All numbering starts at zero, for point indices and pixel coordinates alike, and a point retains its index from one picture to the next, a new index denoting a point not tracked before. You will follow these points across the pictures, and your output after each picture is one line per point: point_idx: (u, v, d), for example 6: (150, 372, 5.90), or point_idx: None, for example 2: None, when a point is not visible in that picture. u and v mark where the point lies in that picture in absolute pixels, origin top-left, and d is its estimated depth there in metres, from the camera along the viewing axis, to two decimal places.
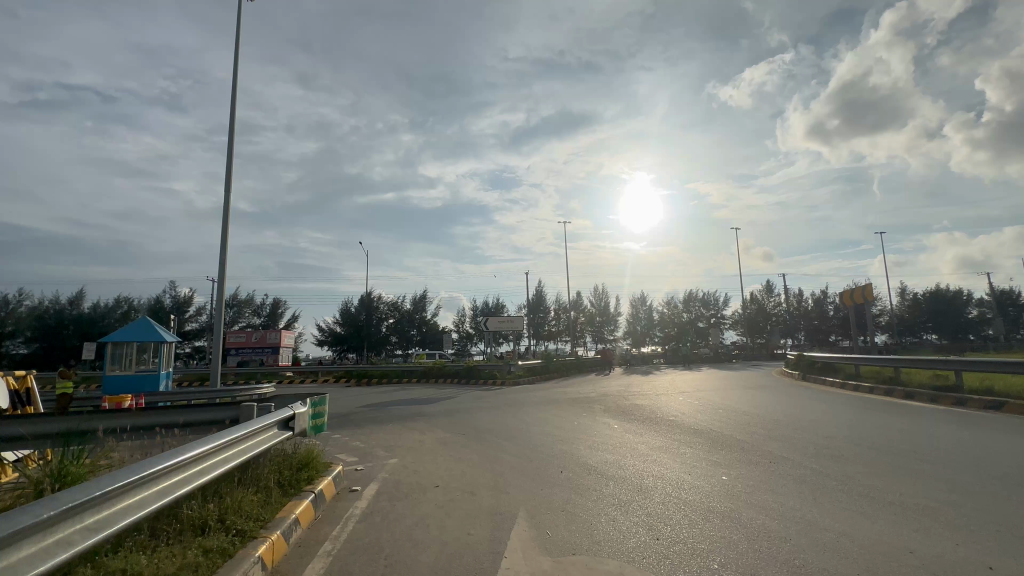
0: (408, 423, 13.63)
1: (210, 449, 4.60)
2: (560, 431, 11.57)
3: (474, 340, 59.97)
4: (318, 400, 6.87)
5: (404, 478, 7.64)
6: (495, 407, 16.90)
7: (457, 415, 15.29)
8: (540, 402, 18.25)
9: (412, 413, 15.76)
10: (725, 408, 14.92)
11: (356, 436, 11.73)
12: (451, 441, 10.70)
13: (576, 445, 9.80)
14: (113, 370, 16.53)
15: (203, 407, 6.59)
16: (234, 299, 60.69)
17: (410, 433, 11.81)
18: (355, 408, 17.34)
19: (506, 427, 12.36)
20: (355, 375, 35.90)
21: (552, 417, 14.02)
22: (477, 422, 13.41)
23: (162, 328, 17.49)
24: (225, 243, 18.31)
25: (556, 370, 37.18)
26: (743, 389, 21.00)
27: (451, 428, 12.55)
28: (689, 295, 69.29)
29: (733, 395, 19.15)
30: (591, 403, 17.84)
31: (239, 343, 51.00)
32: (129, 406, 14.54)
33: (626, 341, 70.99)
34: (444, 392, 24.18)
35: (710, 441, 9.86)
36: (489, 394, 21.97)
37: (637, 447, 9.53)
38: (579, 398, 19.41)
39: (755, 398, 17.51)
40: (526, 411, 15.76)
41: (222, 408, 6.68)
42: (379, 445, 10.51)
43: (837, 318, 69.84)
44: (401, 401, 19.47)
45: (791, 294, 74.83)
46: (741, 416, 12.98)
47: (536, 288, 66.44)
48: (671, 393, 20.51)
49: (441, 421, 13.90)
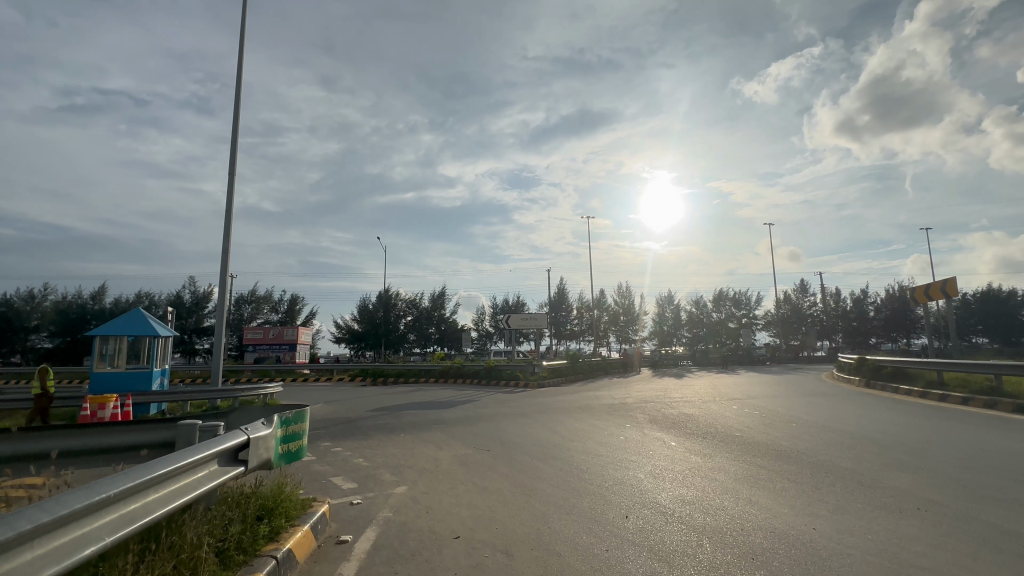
0: (423, 433, 11.69)
1: (81, 511, 2.58)
2: (606, 448, 9.48)
3: (494, 339, 58.04)
4: (290, 416, 4.85)
5: (413, 522, 5.64)
6: (522, 414, 14.83)
7: (479, 422, 13.31)
8: (573, 408, 16.18)
9: (426, 420, 13.78)
10: (794, 420, 12.65)
11: (358, 451, 9.73)
12: (475, 460, 8.69)
13: (633, 471, 7.71)
14: (102, 367, 15.05)
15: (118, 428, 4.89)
16: (252, 295, 60.13)
17: (423, 448, 9.75)
18: (364, 414, 15.47)
19: (539, 441, 10.34)
20: (370, 374, 34.34)
21: (590, 429, 11.94)
22: (503, 433, 11.39)
23: (158, 321, 16.01)
24: (228, 229, 16.77)
25: (582, 371, 34.92)
26: (801, 396, 18.53)
27: (473, 440, 10.54)
28: (720, 294, 66.06)
29: (792, 403, 16.78)
30: (631, 410, 15.73)
31: (256, 339, 50.09)
32: (113, 408, 12.92)
33: (651, 342, 68.08)
34: (464, 394, 22.28)
35: (810, 469, 7.64)
36: (513, 399, 19.83)
37: (715, 475, 7.40)
38: (614, 404, 17.28)
39: (819, 407, 15.22)
40: (558, 419, 13.69)
41: (141, 430, 4.93)
42: (388, 464, 8.51)
43: (878, 320, 65.53)
44: (415, 405, 17.53)
45: (826, 293, 70.84)
46: (824, 433, 10.65)
47: (558, 285, 64.28)
48: (720, 399, 18.21)
49: (463, 431, 11.89)
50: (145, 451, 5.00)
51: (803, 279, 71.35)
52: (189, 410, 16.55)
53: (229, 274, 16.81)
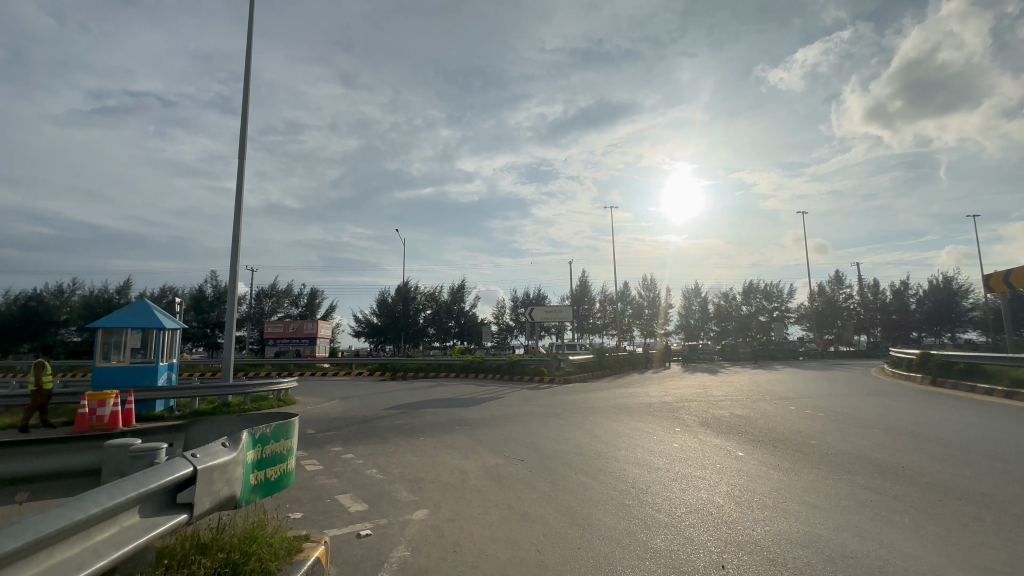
0: (445, 436, 10.39)
1: None
2: (660, 459, 7.99)
3: (515, 333, 56.73)
4: (266, 432, 3.49)
5: (436, 568, 4.27)
6: (552, 415, 13.35)
7: (506, 423, 11.98)
8: (607, 408, 14.64)
9: (447, 420, 12.52)
10: (870, 424, 10.90)
11: (371, 459, 8.45)
12: (509, 473, 7.31)
13: (707, 493, 6.20)
14: (104, 362, 14.15)
15: (17, 454, 4.00)
16: (273, 289, 60.17)
17: (446, 457, 8.38)
18: (380, 412, 14.30)
19: (579, 448, 8.89)
20: (389, 369, 33.44)
21: (634, 433, 10.48)
22: (535, 438, 10.00)
23: (164, 313, 15.10)
24: (238, 216, 15.84)
25: (609, 366, 33.33)
26: (861, 395, 16.63)
27: (502, 446, 9.20)
28: (749, 286, 63.41)
29: (856, 402, 14.91)
30: (674, 410, 14.15)
31: (276, 333, 49.80)
32: (112, 405, 12.01)
33: (677, 335, 65.93)
34: (487, 390, 21.05)
35: (936, 494, 6.02)
36: (539, 396, 18.45)
37: (815, 500, 5.84)
38: (653, 403, 15.74)
39: (890, 408, 13.39)
40: (596, 421, 12.24)
41: (41, 463, 4.05)
42: (406, 478, 7.16)
43: (920, 312, 61.72)
44: (436, 402, 16.31)
45: (863, 285, 67.44)
46: (918, 442, 8.98)
47: (580, 278, 62.51)
48: (769, 397, 16.51)
49: (489, 435, 10.49)
50: (22, 497, 3.97)
51: (838, 270, 67.97)
52: (198, 406, 15.64)
53: (238, 264, 15.85)
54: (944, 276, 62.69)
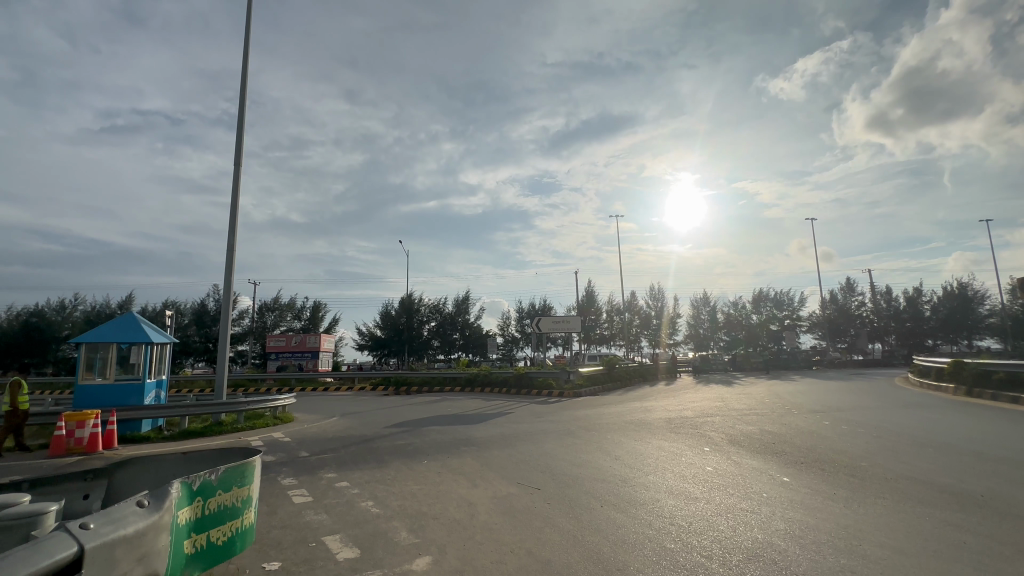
0: (450, 459, 9.40)
1: None
2: (696, 486, 7.00)
3: (521, 345, 55.63)
4: (210, 481, 2.75)
5: None
6: (566, 433, 12.31)
7: (517, 444, 10.96)
8: (625, 425, 13.56)
9: (453, 440, 11.51)
10: (925, 444, 9.76)
11: (368, 488, 7.46)
12: (525, 506, 6.35)
13: (763, 533, 5.21)
14: (88, 379, 13.33)
15: None
16: (276, 303, 59.66)
17: (451, 486, 7.41)
18: (380, 431, 13.29)
19: (601, 474, 7.88)
20: (393, 383, 32.43)
21: (659, 454, 9.47)
22: (550, 461, 9.01)
23: (153, 327, 14.34)
24: (233, 224, 15.17)
25: (619, 379, 32.17)
26: (897, 408, 15.44)
27: (514, 472, 8.22)
28: (759, 295, 62.23)
29: (895, 416, 13.74)
30: (698, 427, 13.05)
31: (279, 347, 48.97)
32: (92, 426, 11.15)
33: (686, 346, 64.68)
34: (494, 405, 20.00)
35: None
36: (550, 412, 17.42)
37: (897, 544, 4.86)
38: (674, 418, 14.66)
39: (939, 423, 12.22)
40: (615, 440, 11.21)
41: None
42: (406, 513, 6.19)
43: (936, 319, 60.09)
44: (441, 420, 15.28)
45: (876, 292, 66.00)
46: (987, 464, 7.94)
47: (587, 288, 61.62)
48: (796, 411, 15.38)
49: (499, 457, 9.49)
50: None
51: (849, 278, 66.60)
52: (188, 425, 14.72)
53: (232, 274, 15.11)
54: (959, 282, 61.19)
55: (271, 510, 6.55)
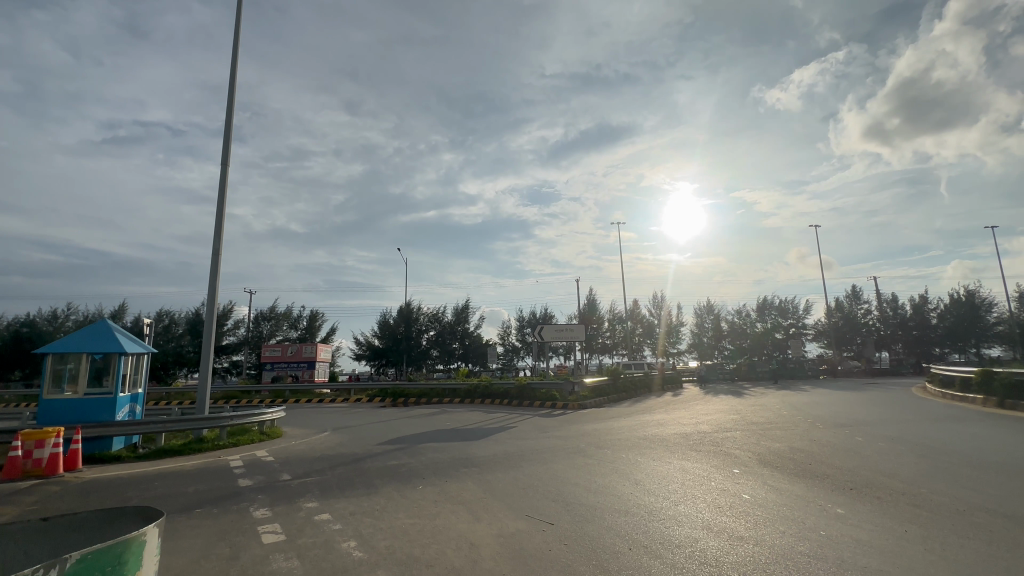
0: (448, 484, 8.33)
1: None
2: (737, 522, 5.97)
3: (522, 355, 54.51)
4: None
5: None
6: (575, 451, 11.22)
7: (524, 465, 9.87)
8: (638, 441, 12.49)
9: (452, 461, 10.41)
10: (984, 466, 8.66)
11: (352, 522, 6.37)
12: (538, 549, 5.35)
13: None
14: (54, 393, 12.23)
15: None
16: (273, 312, 58.72)
17: (450, 520, 6.37)
18: (373, 449, 12.19)
19: (623, 504, 6.85)
20: (390, 395, 31.25)
21: (684, 477, 8.42)
22: (562, 486, 7.95)
23: (128, 337, 13.32)
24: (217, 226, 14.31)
25: (624, 389, 31.10)
26: (931, 422, 14.28)
27: (523, 501, 7.17)
28: (763, 303, 61.34)
29: (934, 432, 12.60)
30: (719, 443, 11.99)
31: (274, 357, 47.68)
32: (52, 446, 10.08)
33: (690, 355, 63.61)
34: (496, 419, 18.89)
35: None
36: (555, 426, 16.30)
37: None
38: (691, 433, 13.55)
39: (987, 440, 11.08)
40: (631, 459, 10.11)
41: None
42: (395, 558, 5.15)
43: (943, 328, 59.11)
44: (439, 436, 14.17)
45: (882, 300, 65.01)
46: None
47: (589, 295, 60.67)
48: (822, 426, 14.23)
49: (503, 481, 8.43)
50: None
51: (854, 286, 65.69)
52: (165, 442, 13.59)
53: (216, 280, 14.21)
54: (966, 290, 60.21)
55: (232, 556, 5.45)
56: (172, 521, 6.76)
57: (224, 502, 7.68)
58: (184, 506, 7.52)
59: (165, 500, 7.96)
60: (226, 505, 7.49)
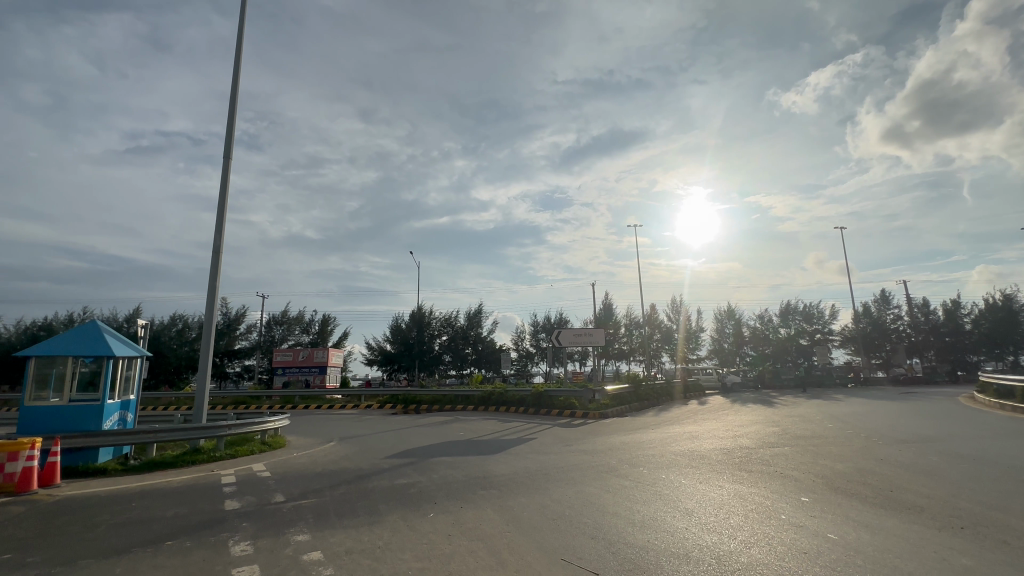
0: (463, 512, 7.06)
1: None
2: None
3: (536, 360, 53.05)
4: None
5: None
6: (607, 470, 9.85)
7: (551, 487, 8.54)
8: (674, 459, 11.08)
9: (466, 480, 9.16)
10: None
11: (345, 567, 5.16)
12: None
13: None
14: (35, 400, 11.23)
15: None
16: (285, 316, 58.27)
17: (468, 566, 5.11)
18: (380, 464, 10.99)
19: (681, 546, 5.54)
20: (401, 402, 30.11)
21: (744, 507, 7.03)
22: (598, 519, 6.60)
23: (119, 339, 12.46)
24: (219, 222, 13.54)
25: (645, 398, 29.50)
26: (1008, 439, 12.52)
27: (557, 540, 5.86)
28: (787, 308, 58.90)
29: (1017, 450, 10.93)
30: (768, 460, 10.53)
31: (285, 361, 46.92)
32: (25, 459, 9.07)
33: (710, 362, 61.54)
34: (513, 429, 17.60)
35: None
36: (578, 438, 14.95)
37: None
38: (732, 450, 12.03)
39: None
40: (671, 483, 8.67)
41: None
42: None
43: (980, 334, 55.97)
44: (451, 449, 12.93)
45: (912, 305, 62.10)
46: None
47: (605, 299, 59.12)
48: (882, 442, 12.59)
49: (529, 509, 7.14)
50: None
51: (882, 289, 62.95)
52: (158, 453, 12.58)
53: (216, 279, 13.35)
54: (1005, 294, 57.05)
55: None
56: (134, 559, 5.59)
57: (202, 532, 6.52)
58: (155, 537, 6.38)
59: (137, 528, 6.84)
60: (202, 536, 6.33)
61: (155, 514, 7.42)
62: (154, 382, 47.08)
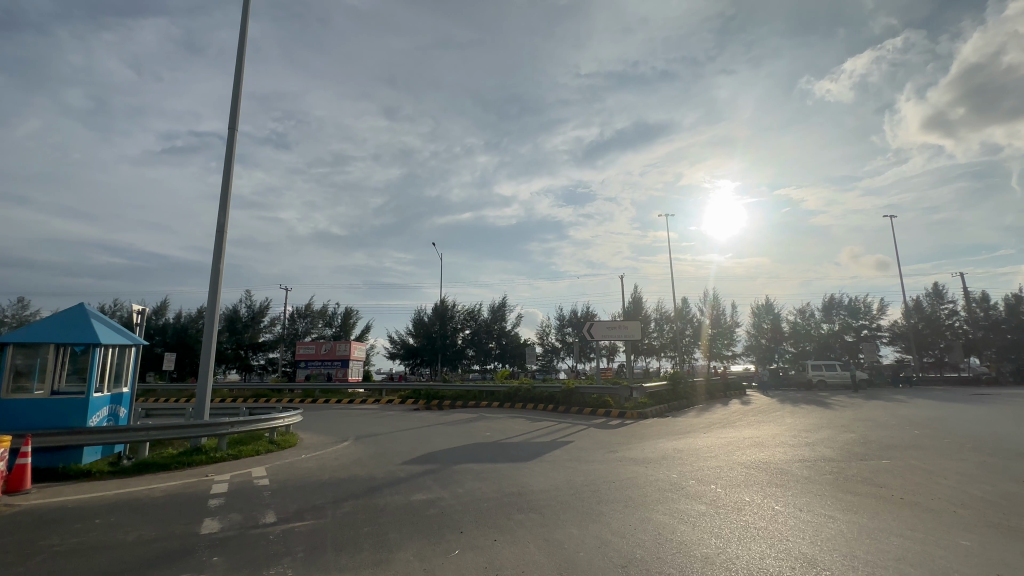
0: (496, 552, 5.27)
1: None
2: None
3: (562, 355, 51.18)
4: None
5: None
6: (672, 488, 7.91)
7: (608, 513, 6.62)
8: (749, 473, 9.06)
9: (499, 499, 7.36)
10: None
11: None
12: None
13: None
14: (14, 392, 9.98)
15: None
16: (308, 309, 58.01)
17: None
18: (397, 472, 9.40)
19: None
20: (424, 397, 28.75)
21: (887, 554, 5.05)
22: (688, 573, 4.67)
23: (108, 326, 11.27)
24: (223, 202, 12.35)
25: (684, 396, 27.37)
26: None
27: None
28: (831, 301, 55.31)
29: None
30: (872, 478, 8.44)
31: (308, 355, 46.28)
32: None
33: (746, 359, 58.09)
34: (546, 429, 15.87)
35: None
36: (622, 443, 13.02)
37: None
38: (815, 463, 9.89)
39: None
40: (762, 510, 6.66)
41: None
42: None
43: None
44: (478, 454, 11.22)
45: (969, 299, 57.64)
46: None
47: (633, 293, 56.62)
48: (1001, 455, 10.24)
49: (590, 549, 5.32)
50: None
51: (934, 283, 58.74)
52: (154, 453, 11.24)
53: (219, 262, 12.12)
54: None
55: None
56: None
57: (155, 572, 4.93)
58: None
59: (82, 561, 5.30)
60: None
61: (114, 539, 5.93)
62: (182, 374, 47.24)
